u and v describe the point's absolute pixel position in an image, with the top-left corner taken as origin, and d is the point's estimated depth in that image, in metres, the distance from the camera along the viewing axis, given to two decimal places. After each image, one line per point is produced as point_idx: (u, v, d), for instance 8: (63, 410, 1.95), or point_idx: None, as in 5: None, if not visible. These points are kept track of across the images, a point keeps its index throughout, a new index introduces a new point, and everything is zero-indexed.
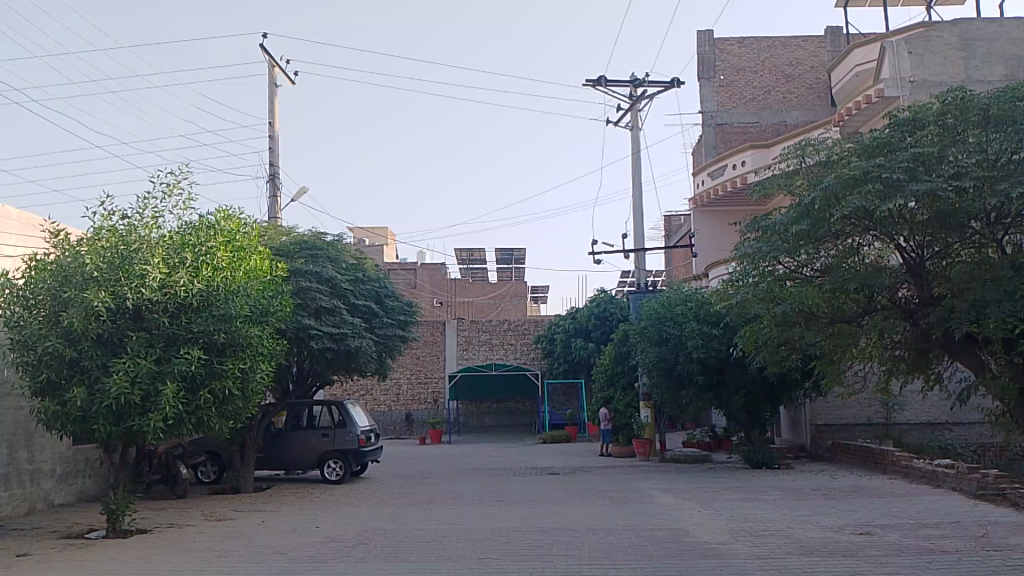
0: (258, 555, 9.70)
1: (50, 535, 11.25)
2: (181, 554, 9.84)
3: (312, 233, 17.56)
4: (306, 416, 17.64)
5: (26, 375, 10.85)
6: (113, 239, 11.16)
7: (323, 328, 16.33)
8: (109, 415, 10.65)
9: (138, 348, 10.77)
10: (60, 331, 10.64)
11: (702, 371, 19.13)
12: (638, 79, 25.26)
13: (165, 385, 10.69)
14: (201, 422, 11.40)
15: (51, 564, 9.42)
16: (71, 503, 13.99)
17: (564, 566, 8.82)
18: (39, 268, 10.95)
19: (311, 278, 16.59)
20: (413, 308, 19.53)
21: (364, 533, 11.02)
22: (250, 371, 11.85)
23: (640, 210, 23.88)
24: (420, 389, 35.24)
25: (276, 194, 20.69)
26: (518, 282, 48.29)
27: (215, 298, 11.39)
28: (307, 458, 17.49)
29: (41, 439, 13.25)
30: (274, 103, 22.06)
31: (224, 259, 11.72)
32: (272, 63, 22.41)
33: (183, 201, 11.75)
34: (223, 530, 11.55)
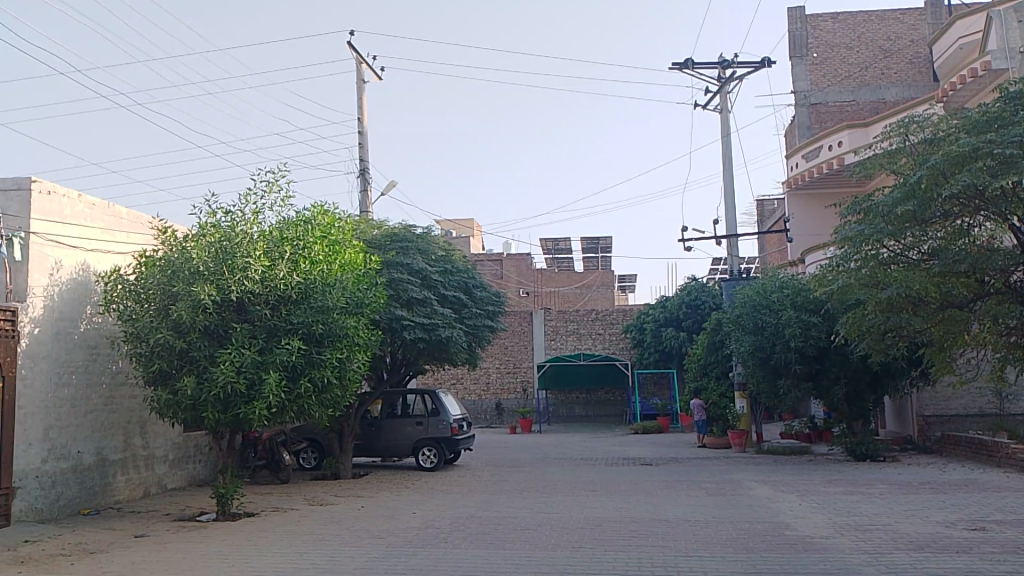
0: (357, 539, 9.97)
1: (165, 518, 11.86)
2: (284, 537, 10.22)
3: (402, 226, 17.89)
4: (401, 403, 17.99)
5: (139, 365, 11.46)
6: (218, 234, 11.62)
7: (414, 318, 16.61)
8: (217, 403, 11.10)
9: (242, 339, 11.23)
10: (170, 323, 11.19)
11: (801, 360, 18.56)
12: (727, 60, 24.56)
13: (268, 374, 11.09)
14: (302, 411, 11.75)
15: (165, 545, 9.93)
16: (183, 487, 14.71)
17: (661, 556, 8.73)
18: (150, 264, 11.59)
19: (401, 269, 16.93)
20: (502, 299, 19.73)
21: (459, 520, 11.17)
22: (347, 361, 12.17)
23: (731, 194, 23.27)
24: (508, 379, 35.56)
25: (366, 188, 21.17)
26: (605, 271, 48.06)
27: (312, 291, 11.81)
28: (402, 446, 17.82)
29: (154, 427, 13.93)
30: (362, 98, 22.53)
31: (320, 253, 12.12)
32: (359, 60, 22.88)
33: (281, 198, 12.14)
34: (324, 515, 11.90)
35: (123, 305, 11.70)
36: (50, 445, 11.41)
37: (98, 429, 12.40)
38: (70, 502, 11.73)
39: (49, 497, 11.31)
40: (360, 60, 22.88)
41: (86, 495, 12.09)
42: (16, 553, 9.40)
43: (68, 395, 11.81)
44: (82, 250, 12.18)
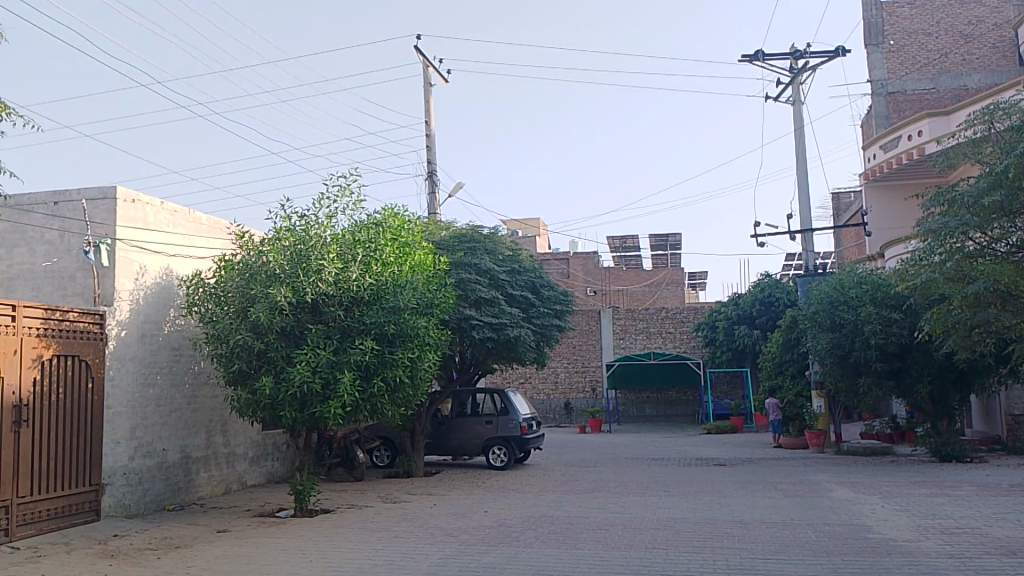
0: (431, 537, 10.08)
1: (246, 514, 12.24)
2: (360, 533, 10.40)
3: (469, 227, 18.03)
4: (470, 403, 18.13)
5: (220, 366, 11.84)
6: (293, 238, 11.91)
7: (483, 318, 16.71)
8: (294, 402, 11.37)
9: (317, 340, 11.49)
10: (249, 325, 11.52)
11: (882, 358, 17.95)
12: (799, 50, 23.94)
13: (343, 373, 11.31)
14: (375, 409, 11.94)
15: (246, 540, 10.24)
16: (262, 484, 15.15)
17: (737, 559, 8.57)
18: (229, 268, 11.97)
19: (469, 270, 17.05)
20: (570, 298, 19.68)
21: (531, 519, 11.18)
22: (419, 360, 12.31)
23: (806, 187, 22.67)
24: (577, 378, 35.44)
25: (434, 190, 21.40)
26: (674, 268, 47.44)
27: (384, 292, 11.99)
28: (472, 445, 17.94)
29: (235, 426, 14.38)
30: (429, 101, 22.79)
31: (391, 255, 12.31)
32: (426, 63, 23.16)
33: (353, 202, 12.37)
34: (398, 512, 12.08)
35: (204, 308, 12.12)
36: (137, 443, 11.90)
37: (182, 428, 12.86)
38: (156, 498, 12.21)
39: (136, 493, 11.80)
40: (427, 64, 23.15)
41: (171, 491, 12.56)
42: (108, 546, 9.84)
43: (153, 395, 12.28)
44: (165, 256, 12.65)
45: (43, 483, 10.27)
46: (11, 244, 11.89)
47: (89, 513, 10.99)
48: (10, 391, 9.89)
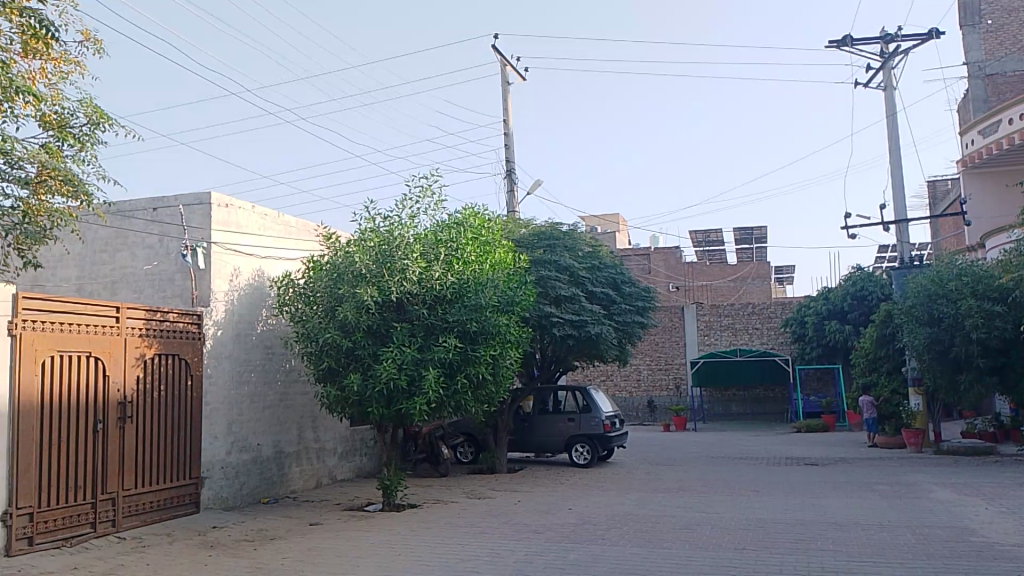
0: (516, 533, 10.13)
1: (337, 508, 12.57)
2: (446, 529, 10.55)
3: (549, 224, 18.06)
4: (552, 400, 18.10)
5: (311, 363, 12.19)
6: (377, 238, 12.16)
7: (564, 315, 16.67)
8: (381, 398, 11.60)
9: (402, 337, 11.70)
10: (337, 324, 11.83)
11: (984, 354, 17.11)
12: (890, 34, 23.00)
13: (427, 370, 11.49)
14: (459, 406, 12.09)
15: (338, 533, 10.53)
16: (351, 479, 15.54)
17: (830, 561, 8.31)
18: (318, 268, 12.32)
19: (549, 267, 17.06)
20: (652, 294, 19.45)
21: (617, 518, 11.11)
22: (501, 357, 12.41)
23: (899, 176, 21.76)
24: (661, 375, 35.01)
25: (513, 188, 21.49)
26: (760, 262, 46.26)
27: (466, 289, 12.12)
28: (555, 442, 17.93)
29: (324, 421, 14.80)
30: (507, 99, 22.90)
31: (473, 253, 12.44)
32: (504, 62, 23.28)
33: (435, 202, 12.55)
34: (483, 508, 12.19)
35: (294, 307, 12.51)
36: (233, 438, 12.38)
37: (275, 423, 13.32)
38: (252, 491, 12.68)
39: (233, 486, 12.30)
40: (505, 62, 23.27)
41: (266, 484, 13.03)
42: (207, 537, 10.27)
43: (247, 392, 12.76)
44: (256, 257, 13.11)
45: (147, 477, 10.79)
46: (115, 249, 12.54)
47: (188, 505, 11.51)
48: (115, 389, 10.42)
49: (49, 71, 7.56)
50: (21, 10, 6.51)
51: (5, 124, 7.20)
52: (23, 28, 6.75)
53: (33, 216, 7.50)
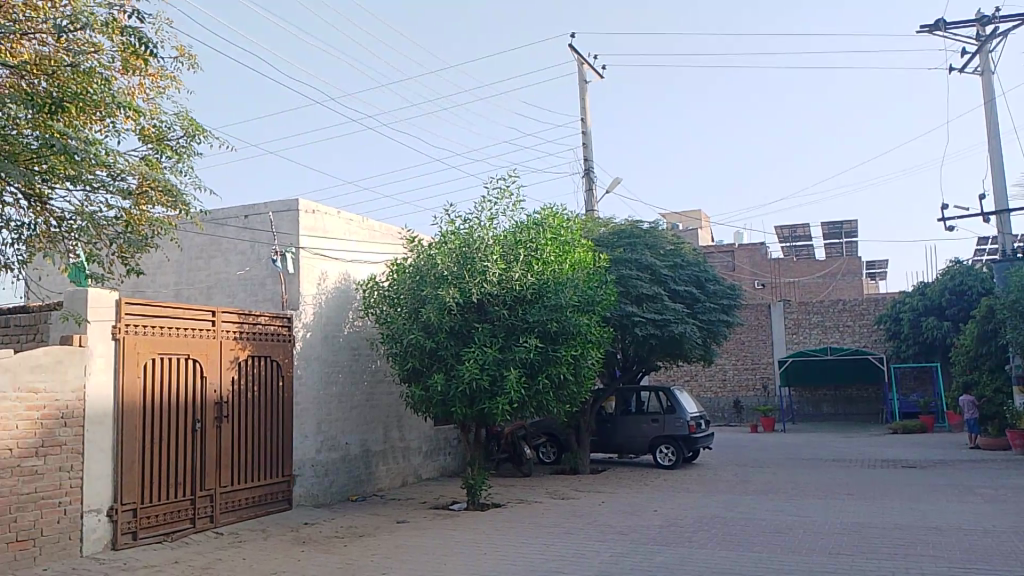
0: (601, 534, 10.09)
1: (423, 506, 12.79)
2: (530, 528, 10.59)
3: (629, 222, 17.93)
4: (635, 400, 17.92)
5: (396, 364, 12.43)
6: (457, 241, 12.30)
7: (646, 314, 16.47)
8: (464, 398, 11.73)
9: (484, 338, 11.81)
10: (420, 325, 12.03)
11: None
12: (986, 15, 21.86)
13: (509, 370, 11.57)
14: (542, 406, 12.12)
15: (424, 531, 10.71)
16: (436, 478, 15.77)
17: (931, 567, 7.96)
18: (401, 271, 12.57)
19: (631, 266, 16.90)
20: (737, 292, 19.04)
21: (703, 520, 10.92)
22: (583, 357, 12.39)
23: (1000, 165, 20.65)
24: (747, 375, 34.26)
25: (591, 187, 21.39)
26: (850, 257, 44.64)
27: (546, 289, 12.15)
28: (639, 443, 17.74)
29: (409, 421, 15.07)
30: (584, 98, 22.82)
31: (552, 253, 12.45)
32: (581, 61, 23.20)
33: (513, 203, 12.62)
34: (567, 509, 12.18)
35: (379, 309, 12.79)
36: (322, 436, 12.76)
37: (362, 423, 13.66)
38: (341, 489, 13.04)
39: (323, 484, 12.67)
40: (582, 61, 23.19)
41: (355, 482, 13.37)
42: (300, 533, 10.61)
43: (335, 392, 13.12)
44: (343, 261, 13.47)
45: (242, 474, 11.22)
46: (209, 256, 13.10)
47: (282, 502, 11.91)
48: (212, 389, 10.88)
49: (147, 87, 7.95)
50: (123, 30, 6.86)
51: (109, 138, 7.61)
52: (123, 46, 7.10)
53: (135, 225, 7.92)
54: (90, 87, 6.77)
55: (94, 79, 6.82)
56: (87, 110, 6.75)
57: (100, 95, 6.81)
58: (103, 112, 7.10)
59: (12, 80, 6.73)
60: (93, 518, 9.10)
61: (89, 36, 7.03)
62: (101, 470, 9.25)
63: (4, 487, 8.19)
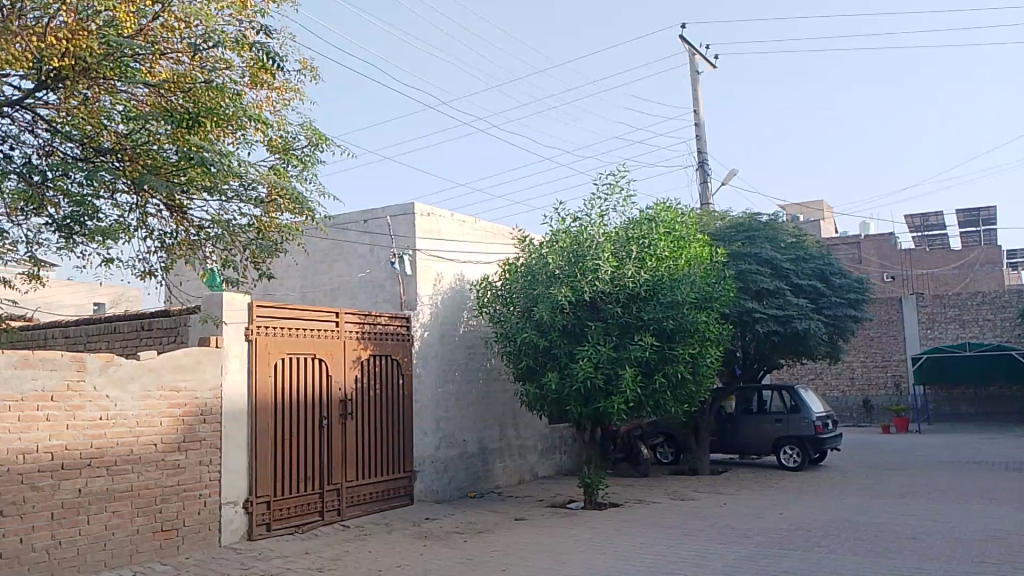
0: (724, 536, 9.81)
1: (540, 504, 12.83)
2: (649, 528, 10.43)
3: (747, 215, 17.39)
4: (757, 399, 17.35)
5: (511, 362, 12.52)
6: (568, 239, 12.25)
7: (767, 310, 15.89)
8: (579, 397, 11.68)
9: (598, 336, 11.73)
10: (533, 324, 12.06)
11: None
12: None
13: (624, 369, 11.44)
14: (659, 405, 11.94)
15: (542, 528, 10.74)
16: (552, 476, 15.80)
17: None
18: (514, 270, 12.66)
19: (750, 260, 16.35)
20: (865, 285, 18.10)
21: (833, 524, 10.43)
22: (701, 356, 12.11)
23: None
24: (877, 373, 32.50)
25: (706, 180, 20.85)
26: (991, 246, 41.63)
27: (661, 286, 11.93)
28: (761, 443, 17.16)
29: (524, 419, 15.15)
30: (697, 89, 22.26)
31: (666, 249, 12.21)
32: (692, 52, 22.65)
33: (624, 199, 12.46)
34: (687, 510, 11.91)
35: (493, 308, 12.92)
36: (441, 434, 13.03)
37: (479, 420, 13.84)
38: (460, 486, 13.27)
39: (442, 480, 12.94)
40: (693, 52, 22.63)
41: (472, 479, 13.57)
42: (421, 528, 10.87)
43: (452, 390, 13.36)
44: (457, 262, 13.69)
45: (366, 470, 11.59)
46: (332, 259, 13.62)
47: (404, 497, 12.24)
48: (337, 388, 11.30)
49: (274, 99, 8.23)
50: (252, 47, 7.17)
51: (241, 150, 7.95)
52: (252, 61, 7.40)
53: (266, 231, 8.23)
54: (222, 103, 7.11)
55: (225, 94, 7.16)
56: (219, 123, 7.11)
57: (231, 109, 7.15)
58: (235, 125, 7.41)
59: (152, 97, 7.13)
60: (230, 509, 9.63)
61: (220, 53, 7.34)
62: (236, 464, 9.78)
63: (151, 479, 8.80)
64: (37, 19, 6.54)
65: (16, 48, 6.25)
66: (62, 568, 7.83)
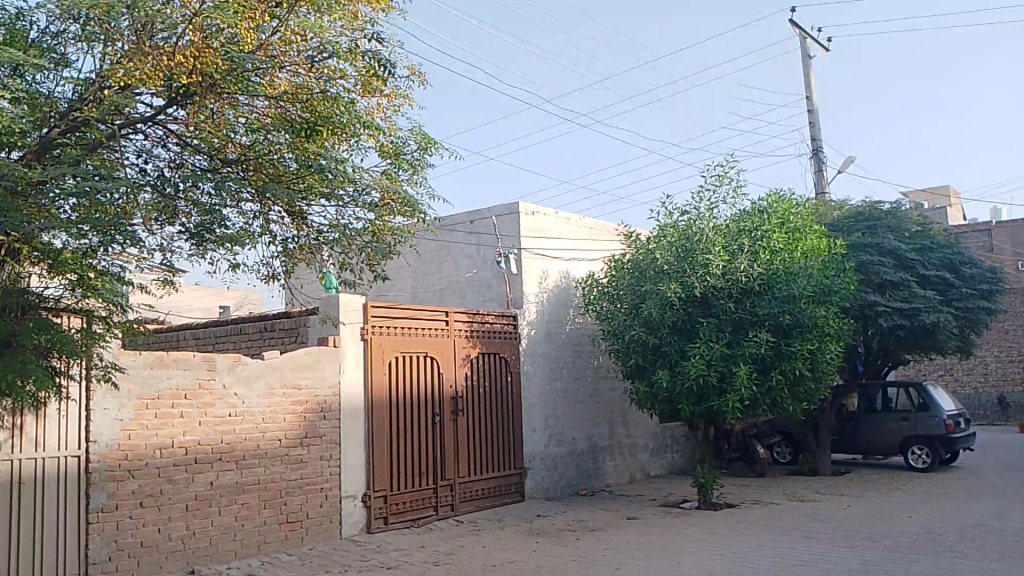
0: (847, 539, 9.38)
1: (653, 503, 12.66)
2: (767, 530, 10.11)
3: (866, 204, 16.59)
4: (881, 397, 16.51)
5: (619, 359, 12.38)
6: (677, 233, 11.99)
7: (891, 303, 15.09)
8: (692, 395, 11.44)
9: (710, 333, 11.46)
10: (642, 320, 11.89)
11: None
12: None
13: (739, 366, 11.14)
14: (776, 403, 11.56)
15: (655, 528, 10.59)
16: (664, 475, 15.55)
17: None
18: (621, 267, 12.52)
19: (870, 251, 15.59)
20: (1000, 275, 16.93)
21: (969, 528, 9.80)
22: (820, 351, 11.67)
23: None
24: (1015, 369, 30.34)
25: (821, 169, 20.02)
26: None
27: (776, 280, 11.54)
28: (887, 443, 16.31)
29: (634, 417, 14.97)
30: (809, 74, 21.41)
31: (781, 241, 11.78)
32: (804, 35, 21.80)
33: (733, 190, 12.14)
34: (807, 511, 11.47)
35: (600, 306, 12.83)
36: (551, 431, 13.07)
37: (588, 418, 13.79)
38: (570, 484, 13.26)
39: (553, 478, 12.98)
40: (804, 36, 21.78)
41: (583, 477, 13.54)
42: (533, 525, 10.93)
43: (560, 388, 13.37)
44: (563, 260, 13.68)
45: (478, 466, 11.76)
46: (440, 260, 13.88)
47: (515, 493, 12.35)
48: (448, 385, 11.50)
49: (385, 105, 8.38)
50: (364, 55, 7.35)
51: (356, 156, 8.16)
52: (364, 71, 7.60)
53: (380, 234, 8.45)
54: (336, 110, 7.39)
55: (339, 102, 7.45)
56: (334, 131, 7.41)
57: (345, 117, 7.45)
58: (348, 132, 7.66)
59: (272, 110, 7.37)
60: (350, 503, 9.97)
61: (334, 63, 7.55)
62: (355, 459, 10.12)
63: (276, 473, 9.21)
64: (165, 38, 6.85)
65: (148, 66, 6.62)
66: (197, 557, 8.31)
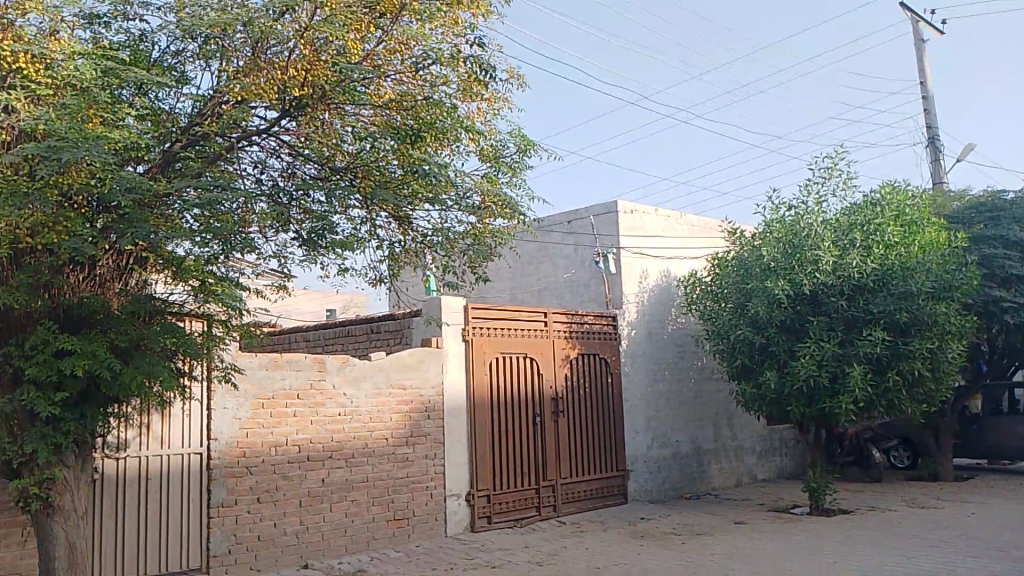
0: (975, 549, 8.81)
1: (761, 508, 12.28)
2: (885, 538, 9.63)
3: (990, 193, 15.59)
4: (1007, 399, 15.62)
5: (724, 360, 12.06)
6: (783, 228, 11.56)
7: (1019, 298, 14.12)
8: (802, 396, 11.05)
9: (821, 332, 11.03)
10: (748, 320, 11.55)
11: None
12: None
13: (852, 367, 10.70)
14: (893, 405, 11.09)
15: (764, 533, 10.26)
16: (773, 479, 15.06)
17: None
18: (724, 264, 12.20)
19: (994, 243, 14.64)
20: None
21: None
22: (941, 350, 11.14)
23: None
24: None
25: (938, 158, 18.95)
26: None
27: (891, 276, 11.03)
28: (1016, 447, 15.32)
29: (740, 419, 14.56)
30: (923, 58, 20.30)
31: (896, 234, 11.21)
32: (917, 18, 20.69)
33: (844, 182, 11.65)
34: (929, 519, 10.86)
35: (703, 305, 12.56)
36: (653, 433, 12.87)
37: (692, 420, 13.50)
38: (674, 486, 13.03)
39: (656, 480, 12.79)
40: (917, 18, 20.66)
41: (687, 480, 13.28)
42: (637, 528, 10.79)
43: (663, 389, 13.15)
44: (664, 259, 13.45)
45: (580, 467, 11.71)
46: (539, 261, 13.91)
47: (617, 495, 12.23)
48: (549, 386, 11.51)
49: (485, 110, 8.44)
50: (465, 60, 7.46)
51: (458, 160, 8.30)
52: (466, 76, 7.72)
53: (481, 236, 8.55)
54: (439, 116, 7.57)
55: (443, 108, 7.60)
56: (437, 137, 7.61)
57: (448, 123, 7.64)
58: (450, 136, 7.79)
59: (378, 118, 7.58)
60: (454, 502, 10.12)
61: (436, 70, 7.70)
62: (458, 458, 10.26)
63: (383, 472, 9.44)
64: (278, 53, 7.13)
65: (263, 81, 6.96)
66: (310, 551, 8.61)
